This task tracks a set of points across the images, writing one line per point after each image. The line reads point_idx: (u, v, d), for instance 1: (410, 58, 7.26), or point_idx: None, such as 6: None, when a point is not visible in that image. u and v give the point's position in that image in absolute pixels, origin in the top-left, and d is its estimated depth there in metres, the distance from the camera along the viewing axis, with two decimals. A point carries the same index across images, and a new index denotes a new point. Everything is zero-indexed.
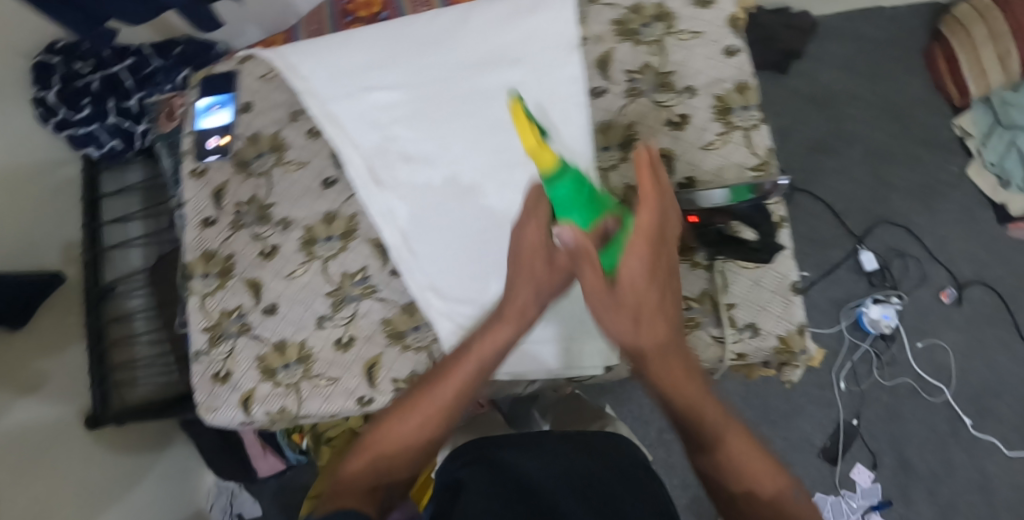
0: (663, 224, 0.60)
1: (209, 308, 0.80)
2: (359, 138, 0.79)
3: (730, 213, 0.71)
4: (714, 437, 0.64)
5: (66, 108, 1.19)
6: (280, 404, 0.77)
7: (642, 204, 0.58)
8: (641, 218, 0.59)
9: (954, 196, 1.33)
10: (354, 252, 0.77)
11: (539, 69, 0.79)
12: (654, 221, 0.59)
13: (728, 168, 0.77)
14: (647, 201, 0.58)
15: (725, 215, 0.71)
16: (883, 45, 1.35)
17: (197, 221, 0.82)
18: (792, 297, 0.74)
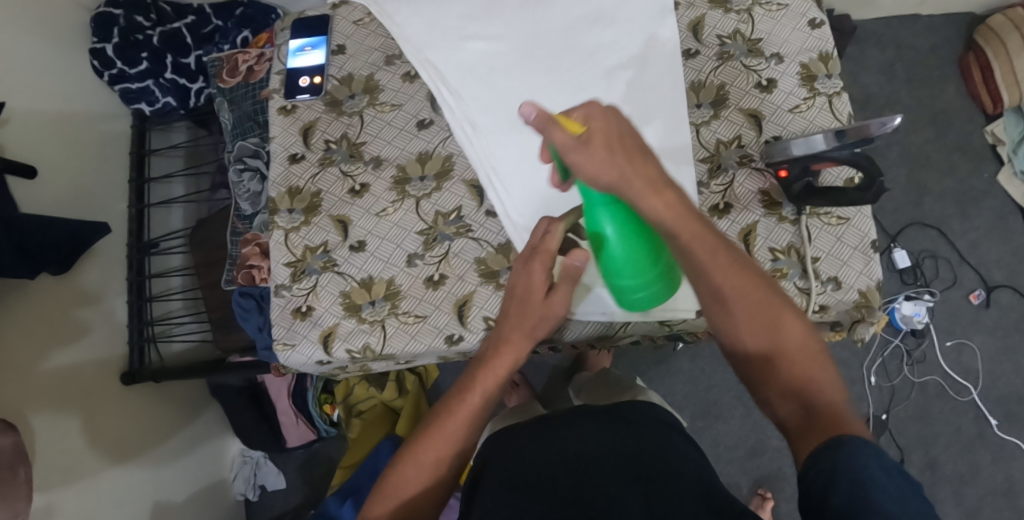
0: (639, 170, 0.63)
1: (292, 243, 0.80)
2: (456, 84, 0.80)
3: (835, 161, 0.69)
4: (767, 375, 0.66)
5: (122, 61, 1.20)
6: (363, 342, 0.76)
7: (572, 150, 0.62)
8: (588, 169, 0.62)
9: (987, 202, 1.37)
10: (448, 191, 0.78)
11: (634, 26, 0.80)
12: (616, 172, 0.63)
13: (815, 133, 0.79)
14: (594, 150, 0.62)
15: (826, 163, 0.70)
16: (922, 54, 1.40)
17: (284, 157, 0.83)
18: (872, 254, 0.74)
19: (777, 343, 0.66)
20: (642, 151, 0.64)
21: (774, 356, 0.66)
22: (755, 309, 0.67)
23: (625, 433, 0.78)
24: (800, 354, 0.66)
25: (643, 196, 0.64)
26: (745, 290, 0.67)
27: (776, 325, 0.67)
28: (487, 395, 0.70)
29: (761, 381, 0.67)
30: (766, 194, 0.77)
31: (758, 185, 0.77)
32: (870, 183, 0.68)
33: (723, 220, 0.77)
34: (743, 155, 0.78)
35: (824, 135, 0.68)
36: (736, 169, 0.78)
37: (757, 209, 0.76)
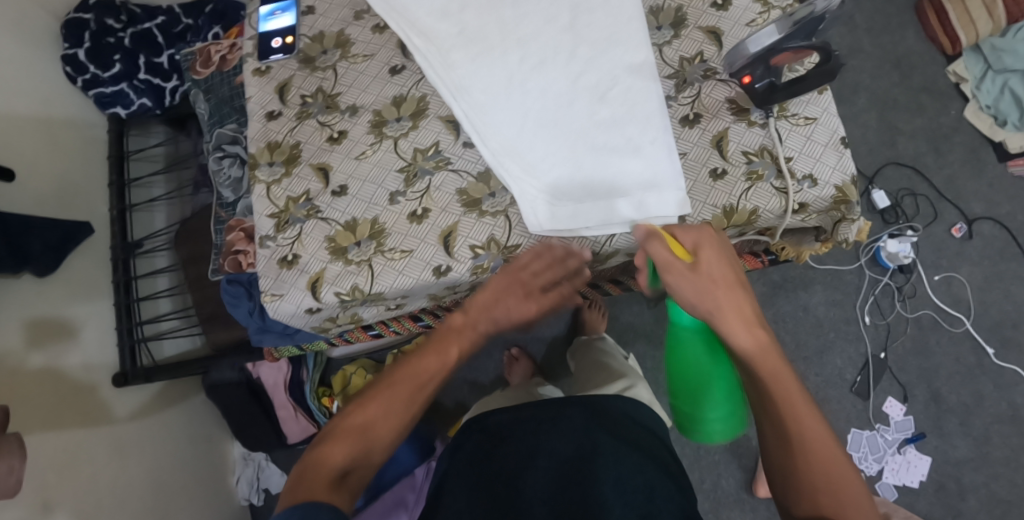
0: (709, 297, 0.70)
1: (275, 196, 0.80)
2: (424, 28, 0.81)
3: (789, 53, 0.73)
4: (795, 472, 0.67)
5: (95, 65, 1.21)
6: (351, 283, 0.77)
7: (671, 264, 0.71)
8: (683, 289, 0.70)
9: (958, 138, 1.40)
10: (425, 129, 0.79)
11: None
12: (709, 299, 0.69)
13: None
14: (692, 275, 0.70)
15: (783, 55, 0.73)
16: (878, 4, 1.45)
17: (262, 115, 0.83)
18: (843, 148, 0.76)
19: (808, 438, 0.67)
20: (733, 291, 0.70)
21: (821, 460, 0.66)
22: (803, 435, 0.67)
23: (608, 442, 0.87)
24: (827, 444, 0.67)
25: (731, 332, 0.69)
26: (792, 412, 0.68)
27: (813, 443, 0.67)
28: (448, 353, 0.76)
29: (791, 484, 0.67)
30: (734, 103, 0.79)
31: (726, 94, 0.79)
32: (827, 58, 0.71)
33: (695, 129, 0.78)
34: (707, 68, 0.80)
35: (778, 25, 0.73)
36: (702, 82, 0.80)
37: (727, 116, 0.78)
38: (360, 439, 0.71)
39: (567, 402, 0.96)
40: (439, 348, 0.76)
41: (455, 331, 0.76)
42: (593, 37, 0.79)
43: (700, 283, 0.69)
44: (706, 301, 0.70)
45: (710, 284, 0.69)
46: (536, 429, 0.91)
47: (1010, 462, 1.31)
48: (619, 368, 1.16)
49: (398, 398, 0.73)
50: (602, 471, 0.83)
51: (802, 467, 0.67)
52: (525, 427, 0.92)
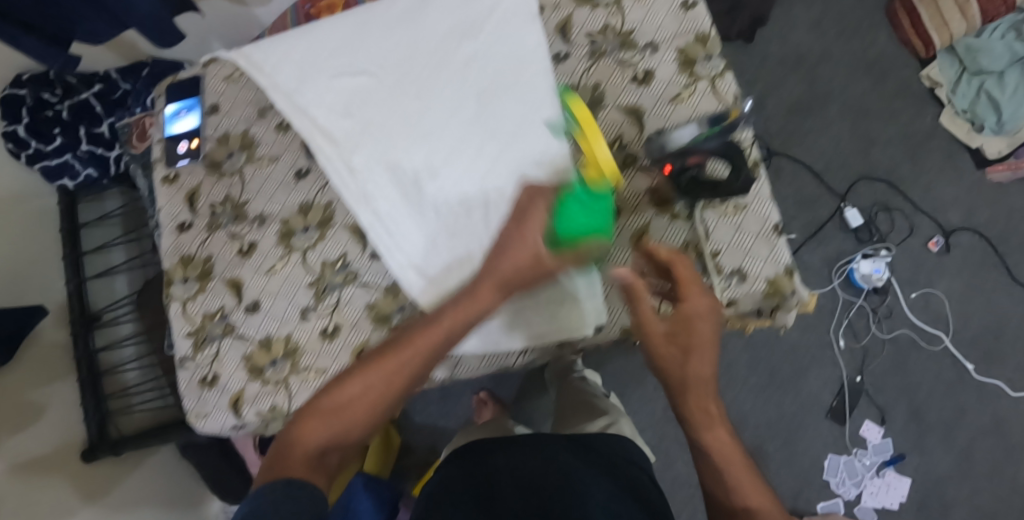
0: (684, 347, 0.66)
1: (191, 313, 0.79)
2: (329, 127, 0.78)
3: (703, 152, 0.69)
4: None
5: (37, 139, 1.18)
6: (270, 402, 0.76)
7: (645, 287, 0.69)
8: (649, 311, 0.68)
9: (934, 145, 1.33)
10: (331, 240, 0.76)
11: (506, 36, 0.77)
12: (677, 349, 0.67)
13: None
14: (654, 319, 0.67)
15: (697, 156, 0.69)
16: (848, 6, 1.37)
17: (173, 226, 0.81)
18: (776, 238, 0.72)
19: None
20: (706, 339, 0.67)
21: None
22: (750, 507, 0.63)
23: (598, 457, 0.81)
24: None
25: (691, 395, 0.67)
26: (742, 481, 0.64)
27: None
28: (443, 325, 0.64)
29: None
30: (657, 191, 0.74)
31: (646, 184, 0.74)
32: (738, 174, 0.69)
33: (614, 227, 0.74)
34: (626, 155, 0.75)
35: (697, 125, 0.70)
36: (620, 172, 0.74)
37: (648, 209, 0.74)
38: (342, 436, 0.63)
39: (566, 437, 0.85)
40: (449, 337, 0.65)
41: (488, 281, 0.65)
42: (499, 129, 0.75)
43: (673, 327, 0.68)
44: (668, 345, 0.67)
45: (688, 337, 0.67)
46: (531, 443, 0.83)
47: (992, 477, 1.28)
48: (600, 408, 1.07)
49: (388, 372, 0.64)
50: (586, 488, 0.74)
51: None
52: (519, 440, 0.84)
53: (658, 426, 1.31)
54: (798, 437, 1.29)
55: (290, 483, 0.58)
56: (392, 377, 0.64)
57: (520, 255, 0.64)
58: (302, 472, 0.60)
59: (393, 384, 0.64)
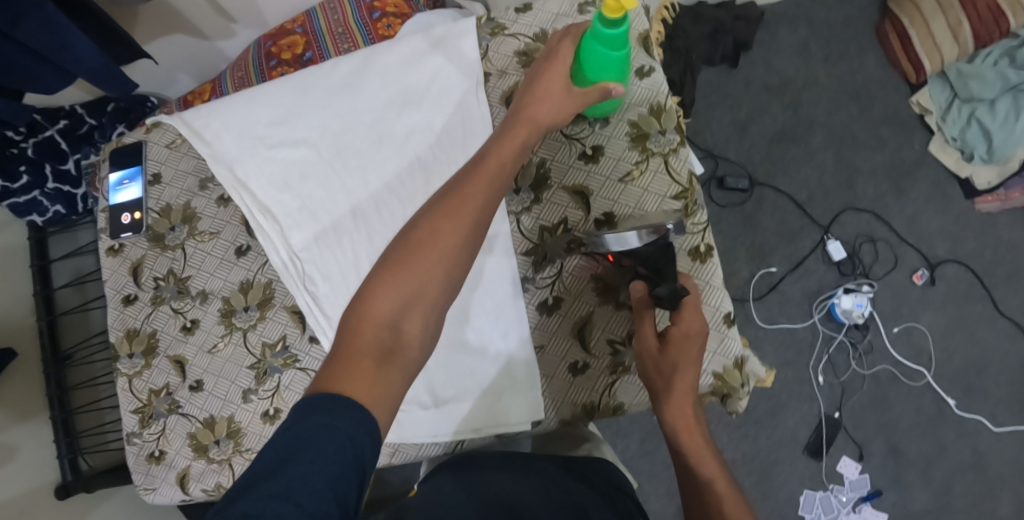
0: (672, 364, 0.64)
1: (137, 389, 0.79)
2: (269, 203, 0.77)
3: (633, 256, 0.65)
4: None
5: (3, 178, 1.16)
6: (215, 481, 0.76)
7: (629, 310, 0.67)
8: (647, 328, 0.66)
9: (921, 173, 1.28)
10: (271, 321, 0.75)
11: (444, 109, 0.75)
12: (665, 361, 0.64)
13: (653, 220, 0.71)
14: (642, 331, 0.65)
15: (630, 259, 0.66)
16: (835, 28, 1.31)
17: (119, 299, 0.81)
18: (726, 329, 0.71)
19: None
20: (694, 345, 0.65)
21: None
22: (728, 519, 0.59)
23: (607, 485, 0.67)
24: None
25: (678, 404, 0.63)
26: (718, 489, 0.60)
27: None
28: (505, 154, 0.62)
29: None
30: (601, 281, 0.70)
31: (589, 272, 0.71)
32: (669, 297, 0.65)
33: (554, 316, 0.70)
34: (571, 240, 0.71)
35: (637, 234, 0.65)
36: (564, 258, 0.71)
37: (591, 298, 0.70)
38: (420, 309, 0.56)
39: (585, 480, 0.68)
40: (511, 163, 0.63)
41: (530, 103, 0.66)
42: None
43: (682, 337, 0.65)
44: (658, 364, 0.65)
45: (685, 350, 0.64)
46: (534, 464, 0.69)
47: (971, 512, 1.26)
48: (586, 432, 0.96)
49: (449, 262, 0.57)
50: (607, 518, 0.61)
51: None
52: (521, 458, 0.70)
53: (631, 459, 1.31)
54: (773, 473, 1.27)
55: (342, 407, 0.50)
56: (448, 208, 0.59)
57: (549, 100, 0.66)
58: (367, 382, 0.52)
59: (463, 219, 0.59)
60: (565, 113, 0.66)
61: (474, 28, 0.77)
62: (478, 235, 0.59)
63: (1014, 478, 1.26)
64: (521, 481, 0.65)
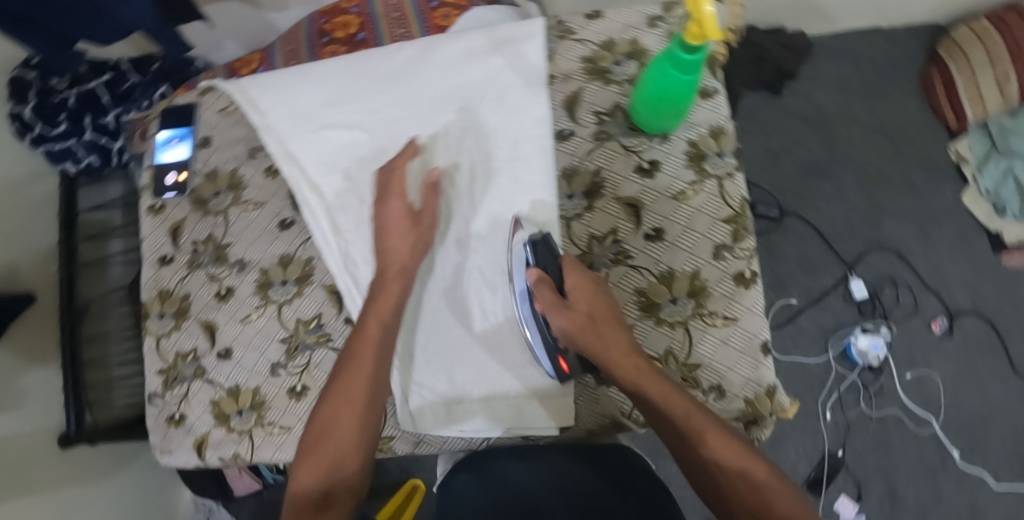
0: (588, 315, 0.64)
1: (164, 350, 0.79)
2: (317, 180, 0.76)
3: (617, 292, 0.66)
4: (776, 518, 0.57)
5: (42, 123, 1.17)
6: (233, 450, 0.76)
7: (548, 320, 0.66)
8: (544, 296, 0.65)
9: (949, 222, 1.29)
10: (308, 298, 0.75)
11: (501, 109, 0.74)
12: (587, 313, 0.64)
13: (701, 241, 0.71)
14: (550, 306, 0.64)
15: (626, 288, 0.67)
16: (878, 66, 1.30)
17: (154, 259, 0.81)
18: (762, 357, 0.69)
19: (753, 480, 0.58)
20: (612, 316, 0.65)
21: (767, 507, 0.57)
22: (751, 471, 0.58)
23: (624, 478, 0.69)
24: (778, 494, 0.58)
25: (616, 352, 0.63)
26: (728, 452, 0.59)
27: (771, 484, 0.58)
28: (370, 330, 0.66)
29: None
30: (644, 295, 0.71)
31: (634, 285, 0.71)
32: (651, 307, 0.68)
33: None
34: (618, 251, 0.72)
35: None
36: (609, 268, 0.71)
37: (634, 311, 0.71)
38: (329, 472, 0.62)
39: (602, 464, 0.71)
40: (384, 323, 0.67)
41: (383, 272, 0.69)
42: (488, 206, 0.72)
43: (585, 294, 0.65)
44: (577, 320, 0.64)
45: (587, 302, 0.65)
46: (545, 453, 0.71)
47: None
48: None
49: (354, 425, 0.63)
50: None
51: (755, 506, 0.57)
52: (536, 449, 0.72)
53: None
54: None
55: None
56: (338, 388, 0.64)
57: (399, 251, 0.69)
58: None
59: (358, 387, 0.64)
60: (417, 249, 0.69)
61: (540, 29, 0.76)
62: (374, 399, 0.64)
63: None
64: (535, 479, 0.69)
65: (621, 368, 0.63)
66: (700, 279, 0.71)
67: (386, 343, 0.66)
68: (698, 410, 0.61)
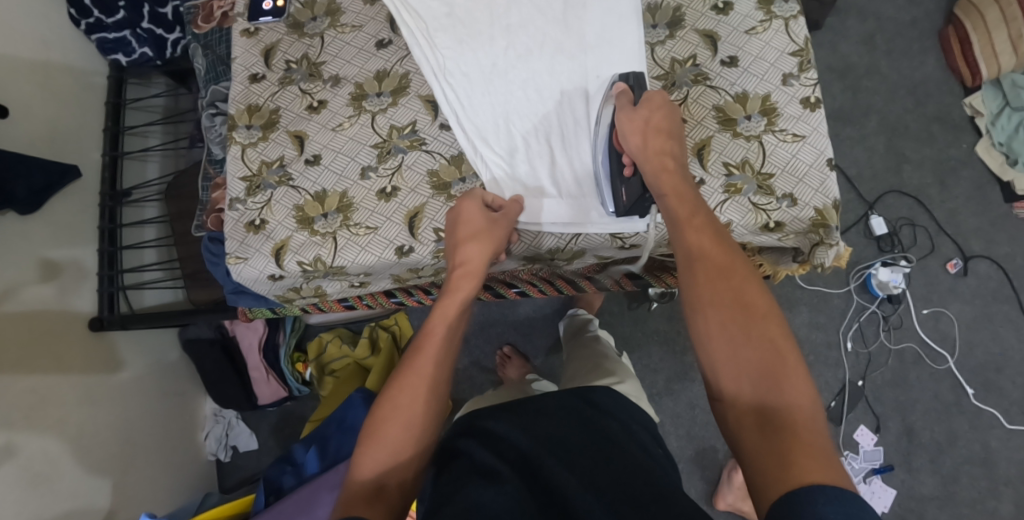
0: (660, 151, 0.69)
1: (250, 158, 0.80)
2: (416, 6, 0.80)
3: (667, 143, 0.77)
4: (784, 397, 0.58)
5: (99, 10, 1.22)
6: (314, 253, 0.77)
7: (630, 151, 0.70)
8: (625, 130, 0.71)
9: (965, 173, 1.36)
10: (404, 107, 0.79)
11: (602, 149, 0.74)
12: (641, 145, 0.69)
13: (770, 71, 0.79)
14: (630, 130, 0.70)
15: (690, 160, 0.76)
16: (901, 26, 1.41)
17: (245, 76, 0.83)
18: (829, 171, 0.76)
19: (775, 358, 0.60)
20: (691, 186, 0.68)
21: (775, 380, 0.59)
22: (788, 395, 0.58)
23: (610, 432, 0.77)
24: (798, 379, 0.59)
25: (676, 202, 0.67)
26: (760, 357, 0.60)
27: (800, 411, 0.58)
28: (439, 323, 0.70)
29: (766, 399, 0.59)
30: (721, 111, 0.78)
31: (713, 102, 0.79)
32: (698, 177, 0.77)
33: None
34: (697, 73, 0.79)
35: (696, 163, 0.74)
36: (690, 87, 0.79)
37: (712, 124, 0.78)
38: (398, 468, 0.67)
39: (591, 425, 0.77)
40: (452, 327, 0.71)
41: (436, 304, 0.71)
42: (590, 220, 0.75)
43: (669, 133, 0.70)
44: (658, 154, 0.69)
45: (666, 123, 0.70)
46: (539, 408, 0.80)
47: (976, 505, 1.25)
48: (609, 366, 1.06)
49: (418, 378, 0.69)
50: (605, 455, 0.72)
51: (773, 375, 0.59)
52: (537, 405, 0.81)
53: (656, 396, 1.31)
54: None
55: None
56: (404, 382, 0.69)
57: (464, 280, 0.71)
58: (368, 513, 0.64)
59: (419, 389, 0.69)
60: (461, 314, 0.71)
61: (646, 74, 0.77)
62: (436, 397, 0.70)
63: (1021, 479, 1.25)
64: (537, 421, 0.77)
65: (688, 238, 0.65)
66: (772, 101, 0.78)
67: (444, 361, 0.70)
68: (760, 318, 0.61)
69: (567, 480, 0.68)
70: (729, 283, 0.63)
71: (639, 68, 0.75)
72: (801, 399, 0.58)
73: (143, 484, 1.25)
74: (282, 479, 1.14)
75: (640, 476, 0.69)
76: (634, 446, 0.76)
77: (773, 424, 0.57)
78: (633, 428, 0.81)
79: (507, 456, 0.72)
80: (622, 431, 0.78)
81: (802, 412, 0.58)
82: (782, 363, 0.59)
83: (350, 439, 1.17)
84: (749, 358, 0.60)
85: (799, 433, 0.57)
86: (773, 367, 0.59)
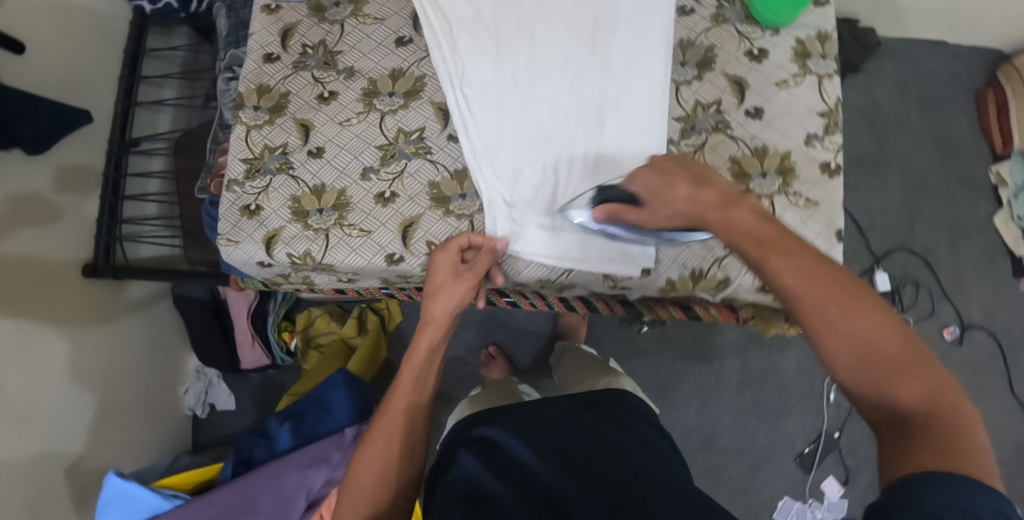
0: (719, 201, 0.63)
1: (253, 141, 0.79)
2: (443, 6, 0.77)
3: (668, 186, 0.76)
4: (938, 409, 0.52)
5: None
6: (305, 248, 0.76)
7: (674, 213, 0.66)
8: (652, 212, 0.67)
9: (978, 239, 1.34)
10: (414, 111, 0.78)
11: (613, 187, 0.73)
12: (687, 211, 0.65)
13: (794, 128, 0.77)
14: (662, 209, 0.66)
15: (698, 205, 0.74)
16: (940, 79, 1.37)
17: (260, 55, 0.82)
18: (835, 243, 0.74)
19: (920, 371, 0.53)
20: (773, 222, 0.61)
21: (935, 397, 0.52)
22: (941, 403, 0.52)
23: (609, 427, 0.76)
24: (944, 385, 0.53)
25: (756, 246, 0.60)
26: (910, 373, 0.53)
27: (959, 412, 0.52)
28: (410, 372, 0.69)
29: (921, 417, 0.52)
30: (738, 164, 0.76)
31: (730, 153, 0.77)
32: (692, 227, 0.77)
33: None
34: (719, 120, 0.77)
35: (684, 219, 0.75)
36: (709, 134, 0.77)
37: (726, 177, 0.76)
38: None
39: (589, 425, 0.75)
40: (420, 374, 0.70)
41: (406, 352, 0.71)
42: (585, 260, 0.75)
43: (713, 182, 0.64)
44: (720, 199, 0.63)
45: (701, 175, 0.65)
46: (528, 412, 0.78)
47: None
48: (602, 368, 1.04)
49: (392, 425, 0.68)
50: (601, 455, 0.71)
51: (920, 389, 0.53)
52: (526, 410, 0.79)
53: None
54: (760, 469, 1.29)
55: None
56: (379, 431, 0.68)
57: (432, 327, 0.71)
58: None
59: (393, 435, 0.68)
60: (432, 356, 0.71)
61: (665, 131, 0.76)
62: (411, 442, 0.69)
63: None
64: (525, 424, 0.75)
65: (789, 277, 0.57)
66: (790, 161, 0.76)
67: (417, 406, 0.70)
68: (898, 335, 0.54)
69: (559, 485, 0.67)
70: (854, 315, 0.55)
71: (664, 96, 0.75)
72: (957, 407, 0.52)
73: (118, 433, 1.25)
74: (252, 452, 1.14)
75: (645, 478, 0.68)
76: (627, 437, 0.75)
77: (940, 440, 0.51)
78: (631, 419, 0.80)
79: (501, 466, 0.70)
80: (621, 427, 0.77)
81: (957, 420, 0.52)
82: (924, 375, 0.53)
83: (324, 420, 1.17)
84: (902, 381, 0.53)
85: (958, 436, 0.51)
86: (919, 383, 0.53)
